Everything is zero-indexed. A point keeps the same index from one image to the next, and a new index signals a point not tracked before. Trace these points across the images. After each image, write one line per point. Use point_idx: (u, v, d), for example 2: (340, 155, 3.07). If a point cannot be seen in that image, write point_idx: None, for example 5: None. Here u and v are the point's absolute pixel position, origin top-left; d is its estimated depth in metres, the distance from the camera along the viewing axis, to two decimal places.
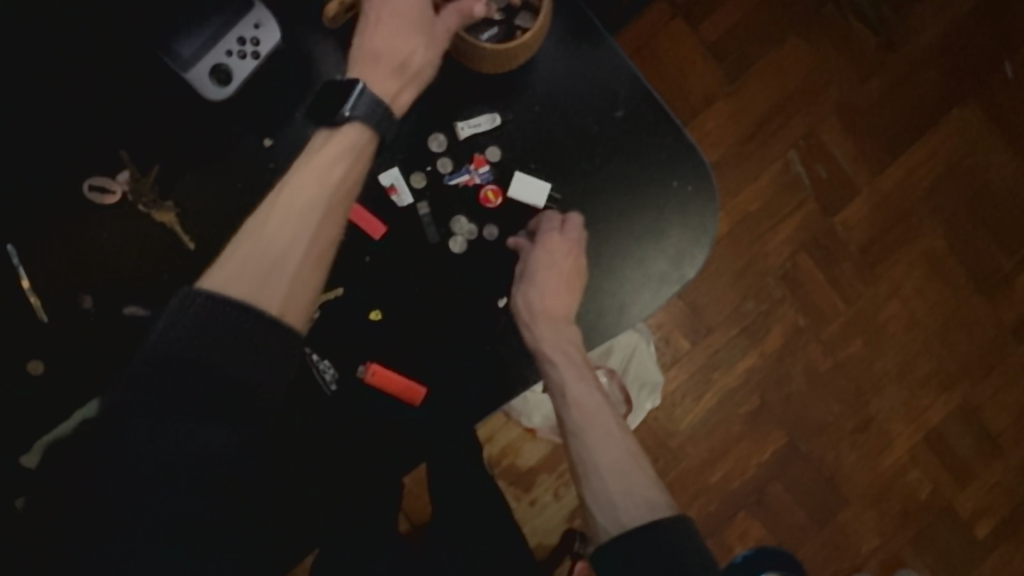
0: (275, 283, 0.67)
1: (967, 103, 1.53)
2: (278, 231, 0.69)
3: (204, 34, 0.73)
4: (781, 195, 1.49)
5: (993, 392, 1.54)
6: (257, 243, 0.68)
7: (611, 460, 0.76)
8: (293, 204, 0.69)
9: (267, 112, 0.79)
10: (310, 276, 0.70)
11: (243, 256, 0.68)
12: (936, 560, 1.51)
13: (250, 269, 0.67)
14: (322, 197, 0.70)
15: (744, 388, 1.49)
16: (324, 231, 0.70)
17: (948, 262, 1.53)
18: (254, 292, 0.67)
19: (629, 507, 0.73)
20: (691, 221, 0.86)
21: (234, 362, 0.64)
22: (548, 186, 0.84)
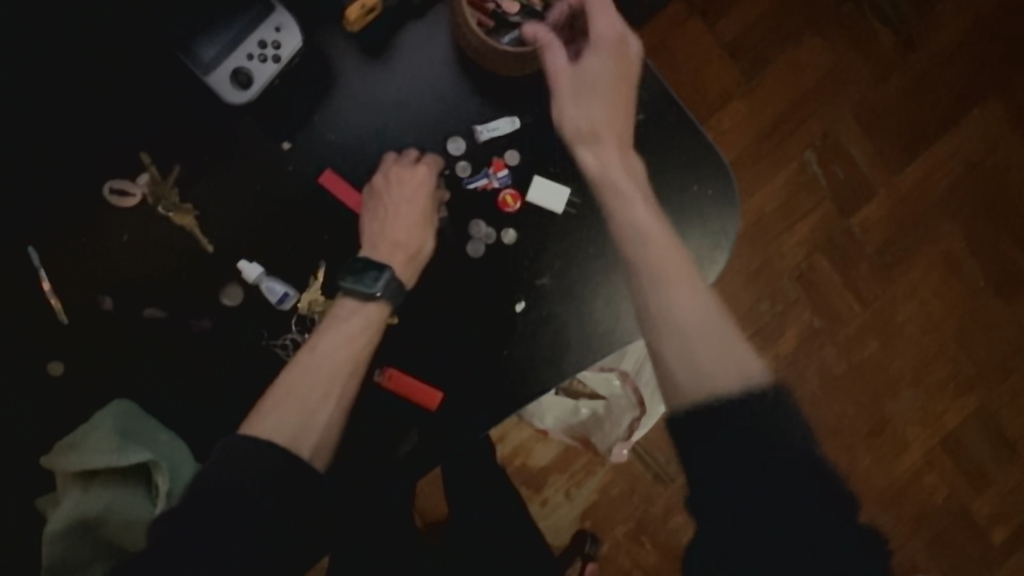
0: (311, 430, 0.70)
1: (989, 103, 1.51)
2: (310, 390, 0.71)
3: (225, 38, 0.73)
4: (797, 196, 1.48)
5: (1012, 397, 1.52)
6: (293, 396, 0.71)
7: (693, 322, 0.67)
8: (322, 366, 0.73)
9: (286, 114, 0.79)
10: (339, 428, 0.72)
11: (278, 410, 0.70)
12: (952, 565, 1.50)
13: (287, 420, 0.69)
14: (346, 364, 0.73)
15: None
16: (348, 390, 0.73)
17: (967, 265, 1.51)
18: (295, 432, 0.69)
19: (715, 374, 0.63)
20: (711, 225, 0.85)
21: (321, 441, 0.70)
22: (567, 191, 0.83)
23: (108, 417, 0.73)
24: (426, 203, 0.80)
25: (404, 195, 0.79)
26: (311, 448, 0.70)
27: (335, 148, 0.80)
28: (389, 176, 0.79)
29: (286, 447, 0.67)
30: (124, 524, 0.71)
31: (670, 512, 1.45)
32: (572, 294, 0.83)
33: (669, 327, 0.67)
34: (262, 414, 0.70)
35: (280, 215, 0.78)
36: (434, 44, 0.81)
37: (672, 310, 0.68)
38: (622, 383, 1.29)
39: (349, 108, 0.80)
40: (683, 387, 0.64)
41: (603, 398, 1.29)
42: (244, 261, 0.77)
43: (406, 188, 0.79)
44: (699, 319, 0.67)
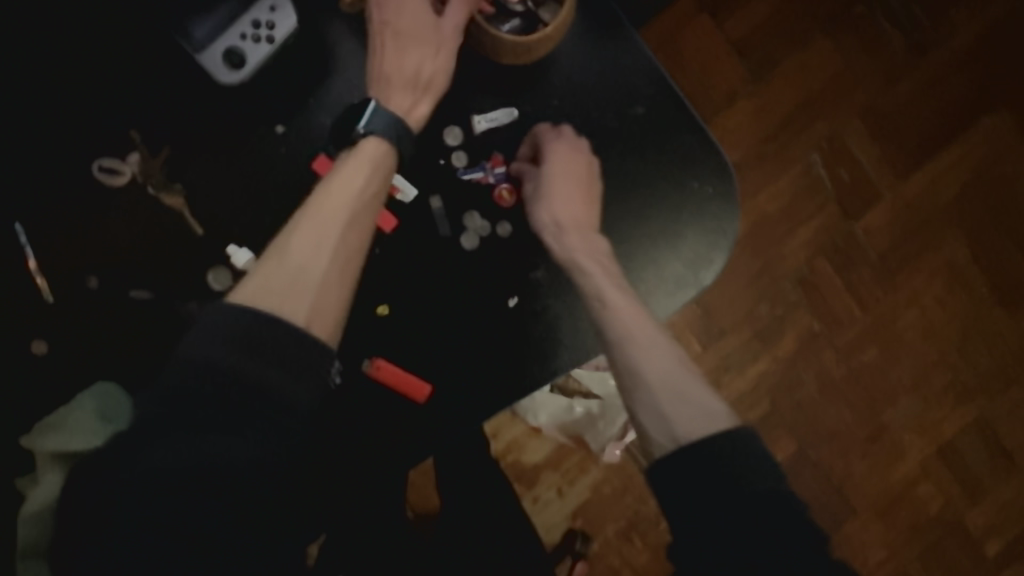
0: (308, 288, 0.67)
1: (999, 111, 1.49)
2: (302, 246, 0.69)
3: (219, 15, 0.71)
4: (800, 199, 1.46)
5: (1011, 409, 1.50)
6: (284, 270, 0.67)
7: (662, 368, 0.69)
8: (311, 223, 0.70)
9: (281, 97, 0.77)
10: (339, 282, 0.69)
11: (269, 274, 0.67)
12: None
13: (278, 285, 0.66)
14: (342, 212, 0.71)
15: (754, 393, 1.47)
16: (346, 245, 0.71)
17: (970, 274, 1.49)
18: (291, 296, 0.66)
19: (685, 417, 0.65)
20: (710, 224, 0.84)
21: (323, 302, 0.67)
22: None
23: (88, 399, 0.72)
24: (413, 80, 0.75)
25: (391, 71, 0.74)
26: (310, 309, 0.66)
27: (330, 133, 0.78)
28: (373, 63, 0.75)
29: (279, 307, 0.64)
30: None
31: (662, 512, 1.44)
32: (566, 290, 0.82)
33: (640, 385, 0.69)
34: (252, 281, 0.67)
35: (271, 200, 0.77)
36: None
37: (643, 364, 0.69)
38: None
39: (344, 92, 0.78)
40: (659, 440, 0.65)
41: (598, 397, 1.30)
42: (233, 246, 0.76)
43: (389, 67, 0.74)
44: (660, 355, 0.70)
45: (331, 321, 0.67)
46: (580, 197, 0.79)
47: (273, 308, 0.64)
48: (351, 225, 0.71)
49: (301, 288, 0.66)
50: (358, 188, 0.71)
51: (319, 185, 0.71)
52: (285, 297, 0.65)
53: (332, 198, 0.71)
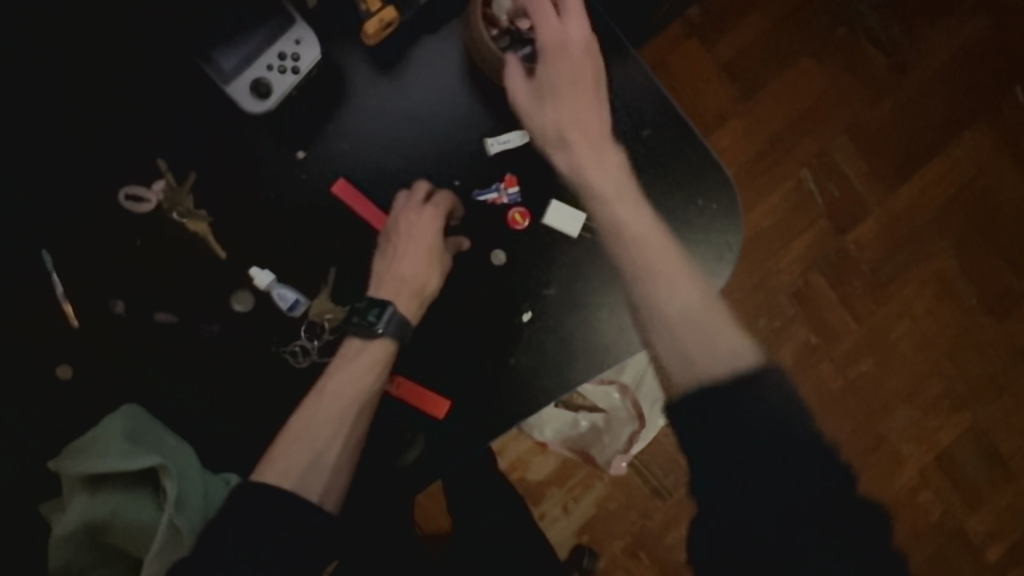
0: (317, 477, 0.73)
1: (979, 126, 1.55)
2: (323, 443, 0.74)
3: (247, 48, 0.74)
4: (794, 214, 1.50)
5: (1005, 414, 1.54)
6: (301, 442, 0.74)
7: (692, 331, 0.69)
8: (329, 410, 0.75)
9: (301, 125, 0.80)
10: (347, 465, 0.75)
11: (289, 454, 0.73)
12: None
13: (297, 463, 0.73)
14: (353, 403, 0.76)
15: None
16: (356, 429, 0.76)
17: (960, 284, 1.54)
18: (299, 482, 0.72)
19: (709, 360, 0.65)
20: (714, 240, 0.87)
21: (332, 478, 0.74)
22: (583, 215, 0.84)
23: (118, 421, 0.73)
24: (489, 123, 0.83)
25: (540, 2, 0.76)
26: (321, 486, 0.73)
27: (347, 157, 0.81)
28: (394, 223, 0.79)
29: (295, 492, 0.71)
30: (129, 530, 0.71)
31: (668, 527, 1.46)
32: (577, 304, 0.84)
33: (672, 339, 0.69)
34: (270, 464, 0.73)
35: (292, 223, 0.79)
36: (442, 82, 0.83)
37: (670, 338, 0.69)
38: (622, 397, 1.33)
39: (363, 117, 0.82)
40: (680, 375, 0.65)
41: (603, 411, 1.33)
42: (255, 268, 0.78)
43: (433, 207, 0.80)
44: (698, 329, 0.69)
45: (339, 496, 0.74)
46: (621, 184, 0.78)
47: (290, 485, 0.71)
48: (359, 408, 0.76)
49: (319, 459, 0.73)
50: (369, 386, 0.76)
51: (338, 365, 0.77)
52: (296, 479, 0.72)
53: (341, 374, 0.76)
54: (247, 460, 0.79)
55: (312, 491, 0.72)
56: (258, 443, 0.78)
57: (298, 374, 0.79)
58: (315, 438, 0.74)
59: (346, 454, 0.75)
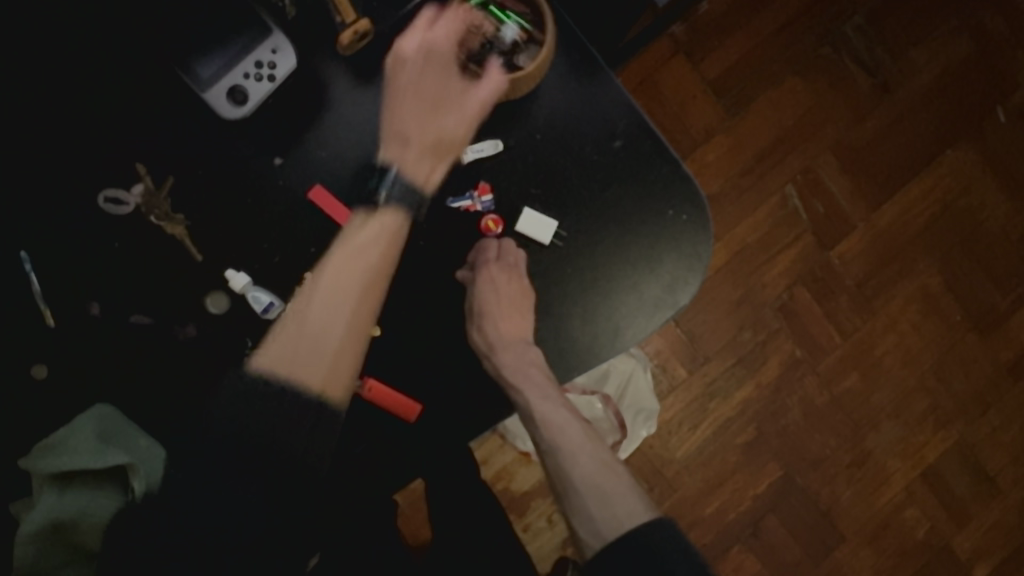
0: (318, 360, 0.74)
1: (960, 145, 1.58)
2: (324, 314, 0.76)
3: (223, 57, 0.76)
4: (777, 229, 1.52)
5: (989, 431, 1.55)
6: (301, 342, 0.75)
7: (587, 469, 0.76)
8: (315, 335, 0.76)
9: (279, 132, 0.82)
10: (353, 349, 0.76)
11: (289, 344, 0.75)
12: None
13: (294, 350, 0.74)
14: (355, 281, 0.77)
15: (741, 418, 1.50)
16: (365, 304, 0.77)
17: (944, 300, 1.55)
18: (299, 371, 0.73)
19: (610, 522, 0.72)
20: (686, 249, 0.89)
21: (334, 364, 0.75)
22: (555, 223, 0.86)
23: (89, 419, 0.74)
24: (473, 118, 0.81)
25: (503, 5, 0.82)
26: (321, 375, 0.73)
27: (324, 164, 0.83)
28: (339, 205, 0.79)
29: (289, 378, 0.72)
30: (94, 528, 0.71)
31: None
32: (550, 312, 0.86)
33: (569, 486, 0.75)
34: (271, 348, 0.75)
35: (269, 227, 0.81)
36: (424, 74, 0.80)
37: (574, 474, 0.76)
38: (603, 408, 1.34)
39: (338, 125, 0.83)
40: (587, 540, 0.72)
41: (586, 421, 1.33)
42: (231, 270, 0.80)
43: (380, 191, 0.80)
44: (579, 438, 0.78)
45: (344, 383, 0.74)
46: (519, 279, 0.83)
47: (290, 373, 0.73)
48: (361, 292, 0.77)
49: (320, 345, 0.75)
50: (373, 261, 0.77)
51: (339, 259, 0.77)
52: (296, 367, 0.73)
53: (344, 266, 0.77)
54: None
55: (315, 379, 0.73)
56: None
57: None
58: (317, 327, 0.76)
59: (350, 337, 0.76)
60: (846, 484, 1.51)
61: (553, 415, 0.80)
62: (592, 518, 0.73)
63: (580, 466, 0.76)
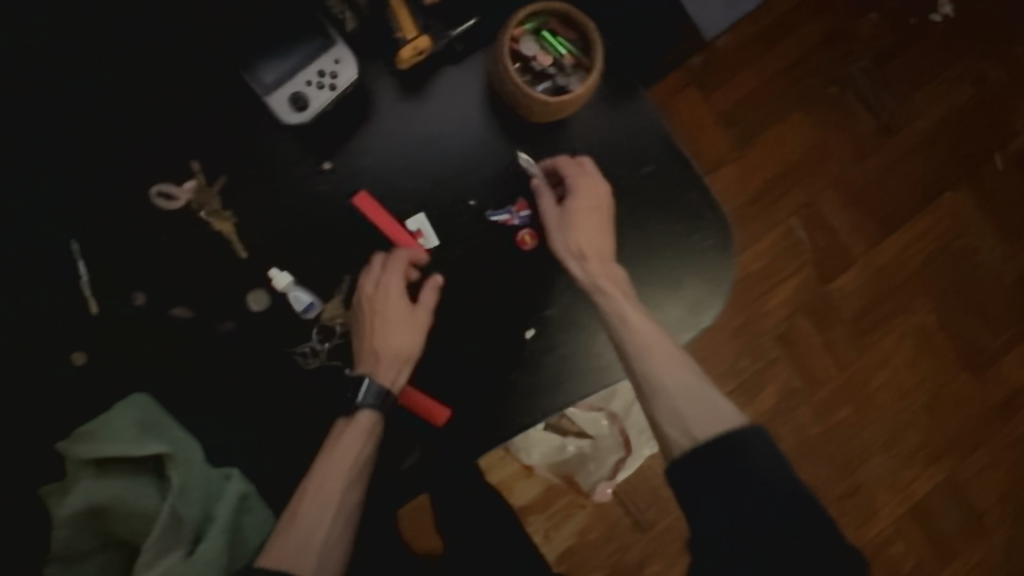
0: (312, 553, 0.74)
1: (959, 188, 1.64)
2: (309, 519, 0.75)
3: (286, 65, 0.80)
4: (781, 259, 1.57)
5: (979, 466, 1.59)
6: (296, 530, 0.75)
7: (678, 379, 0.79)
8: (319, 497, 0.76)
9: (329, 137, 0.85)
10: (343, 541, 0.77)
11: (284, 541, 0.74)
12: None
13: (295, 544, 0.74)
14: (345, 475, 0.77)
15: None
16: (346, 502, 0.77)
17: (938, 337, 1.60)
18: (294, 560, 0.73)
19: (699, 420, 0.75)
20: (710, 273, 0.92)
21: (326, 553, 0.75)
22: None
23: (129, 407, 0.76)
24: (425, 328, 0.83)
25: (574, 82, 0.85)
26: (315, 563, 0.74)
27: (371, 171, 0.86)
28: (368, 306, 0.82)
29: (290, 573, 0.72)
30: (128, 514, 0.74)
31: (646, 560, 1.48)
32: (579, 328, 0.88)
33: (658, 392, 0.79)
34: (272, 548, 0.74)
35: (312, 229, 0.83)
36: (390, 303, 0.81)
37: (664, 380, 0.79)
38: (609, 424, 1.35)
39: (387, 135, 0.87)
40: (676, 441, 0.75)
41: (590, 437, 1.35)
42: (275, 270, 0.82)
43: (415, 310, 0.83)
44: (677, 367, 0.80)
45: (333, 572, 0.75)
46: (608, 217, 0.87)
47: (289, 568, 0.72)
48: (347, 484, 0.77)
49: (314, 534, 0.75)
50: (354, 457, 0.78)
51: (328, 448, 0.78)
52: (293, 557, 0.73)
53: (329, 465, 0.77)
54: (250, 457, 0.80)
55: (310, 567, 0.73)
56: (264, 439, 0.81)
57: (306, 374, 0.82)
58: (311, 520, 0.75)
59: (339, 525, 0.76)
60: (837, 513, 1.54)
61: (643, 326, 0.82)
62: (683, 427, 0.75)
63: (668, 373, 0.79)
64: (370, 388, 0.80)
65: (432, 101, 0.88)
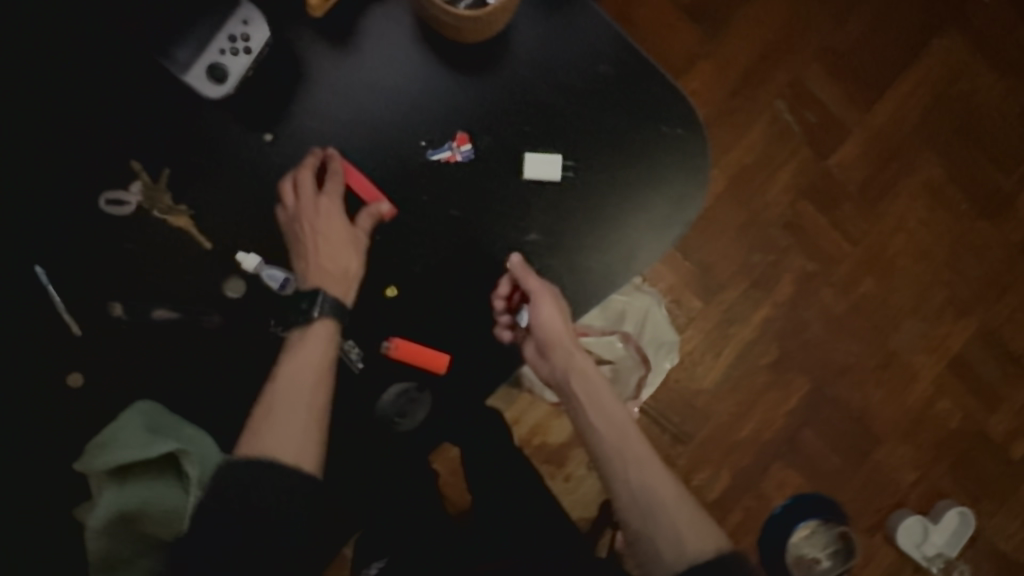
0: (290, 435, 0.74)
1: (946, 31, 1.54)
2: (274, 433, 0.74)
3: (196, 39, 0.77)
4: (773, 147, 1.51)
5: (1011, 313, 1.55)
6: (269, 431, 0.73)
7: (660, 492, 0.79)
8: (287, 391, 0.75)
9: (264, 107, 0.82)
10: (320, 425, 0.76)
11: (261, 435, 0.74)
12: (976, 485, 1.54)
13: (270, 440, 0.73)
14: (310, 374, 0.76)
15: (762, 339, 1.51)
16: (317, 404, 0.76)
17: (949, 190, 1.54)
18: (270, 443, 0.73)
19: (690, 540, 0.76)
20: (686, 165, 0.88)
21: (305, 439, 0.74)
22: (560, 157, 0.86)
23: (136, 415, 0.76)
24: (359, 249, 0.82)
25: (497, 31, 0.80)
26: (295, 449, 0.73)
27: (316, 134, 0.83)
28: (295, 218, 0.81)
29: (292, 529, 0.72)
30: (158, 515, 0.74)
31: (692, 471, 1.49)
32: (562, 248, 0.87)
33: (646, 516, 0.79)
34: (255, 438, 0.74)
35: (271, 205, 0.81)
36: (330, 217, 0.81)
37: (649, 493, 0.79)
38: (625, 345, 1.34)
39: (323, 94, 0.83)
40: (670, 559, 0.76)
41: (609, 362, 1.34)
42: (242, 253, 0.81)
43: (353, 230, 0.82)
44: (664, 486, 0.80)
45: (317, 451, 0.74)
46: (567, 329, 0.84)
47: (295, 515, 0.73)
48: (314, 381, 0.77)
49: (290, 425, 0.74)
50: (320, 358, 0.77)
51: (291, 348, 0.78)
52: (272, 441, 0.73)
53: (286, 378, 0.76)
54: None
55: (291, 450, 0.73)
56: None
57: None
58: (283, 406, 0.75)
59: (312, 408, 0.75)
60: (873, 387, 1.53)
61: (622, 436, 0.83)
62: (677, 543, 0.77)
63: (652, 485, 0.80)
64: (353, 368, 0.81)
65: (359, 47, 0.84)
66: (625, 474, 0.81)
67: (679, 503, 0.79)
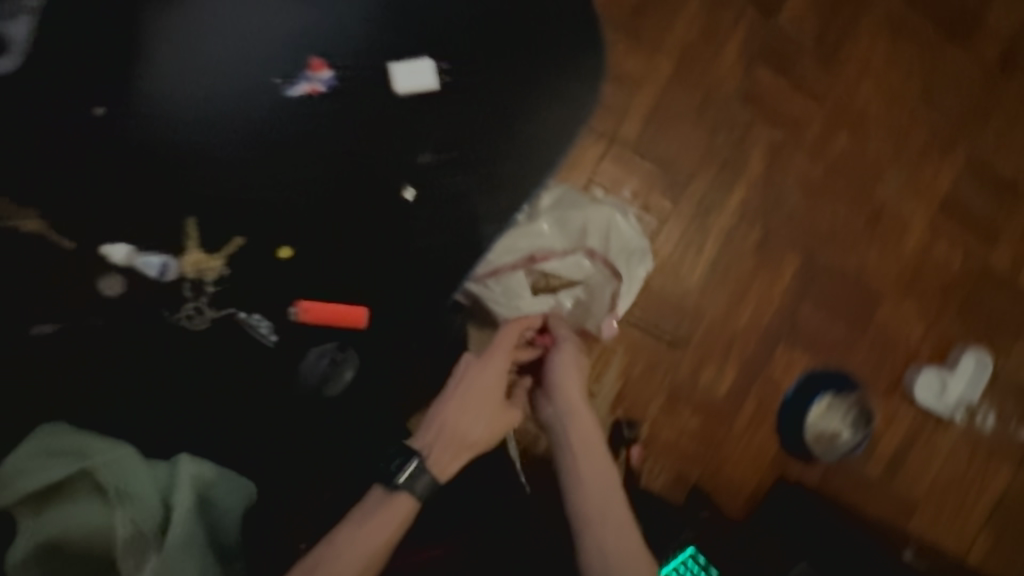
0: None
1: None
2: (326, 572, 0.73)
3: None
4: (714, 12, 1.37)
5: (997, 137, 1.45)
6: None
7: (604, 497, 0.90)
8: (339, 561, 0.74)
9: (89, 77, 0.73)
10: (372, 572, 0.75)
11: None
12: (989, 325, 1.46)
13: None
14: (366, 559, 0.75)
15: (742, 225, 1.39)
16: (391, 537, 0.77)
17: (911, 18, 1.42)
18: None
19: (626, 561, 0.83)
20: (581, 38, 0.79)
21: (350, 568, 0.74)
22: (431, 59, 0.76)
23: (43, 437, 0.73)
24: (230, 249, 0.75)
25: None
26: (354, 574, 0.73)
27: (151, 91, 0.73)
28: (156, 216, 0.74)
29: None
30: (78, 540, 0.71)
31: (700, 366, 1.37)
32: (464, 159, 0.76)
33: (593, 535, 0.86)
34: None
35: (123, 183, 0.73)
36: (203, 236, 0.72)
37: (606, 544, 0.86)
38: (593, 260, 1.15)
39: (153, 46, 0.74)
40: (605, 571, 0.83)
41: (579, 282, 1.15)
42: (108, 243, 0.74)
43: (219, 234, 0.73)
44: (611, 501, 0.89)
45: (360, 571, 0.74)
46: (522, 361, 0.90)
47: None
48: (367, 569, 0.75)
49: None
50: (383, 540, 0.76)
51: (356, 517, 0.78)
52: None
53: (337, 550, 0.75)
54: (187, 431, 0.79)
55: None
56: None
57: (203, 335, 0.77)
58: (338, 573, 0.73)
59: (360, 559, 0.74)
60: (866, 247, 1.42)
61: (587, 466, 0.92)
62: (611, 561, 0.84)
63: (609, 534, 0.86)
64: (421, 479, 0.80)
65: None
66: (602, 533, 0.86)
67: (621, 526, 0.87)
